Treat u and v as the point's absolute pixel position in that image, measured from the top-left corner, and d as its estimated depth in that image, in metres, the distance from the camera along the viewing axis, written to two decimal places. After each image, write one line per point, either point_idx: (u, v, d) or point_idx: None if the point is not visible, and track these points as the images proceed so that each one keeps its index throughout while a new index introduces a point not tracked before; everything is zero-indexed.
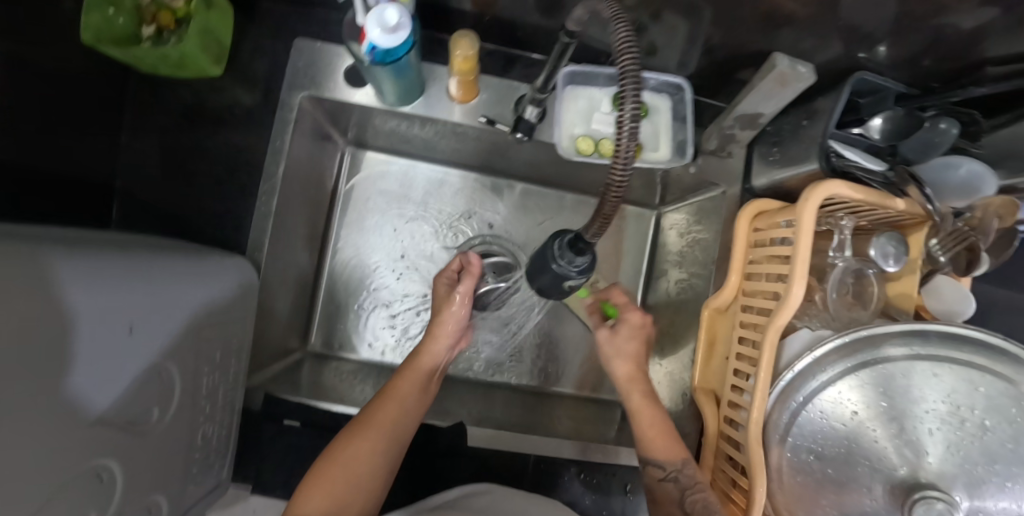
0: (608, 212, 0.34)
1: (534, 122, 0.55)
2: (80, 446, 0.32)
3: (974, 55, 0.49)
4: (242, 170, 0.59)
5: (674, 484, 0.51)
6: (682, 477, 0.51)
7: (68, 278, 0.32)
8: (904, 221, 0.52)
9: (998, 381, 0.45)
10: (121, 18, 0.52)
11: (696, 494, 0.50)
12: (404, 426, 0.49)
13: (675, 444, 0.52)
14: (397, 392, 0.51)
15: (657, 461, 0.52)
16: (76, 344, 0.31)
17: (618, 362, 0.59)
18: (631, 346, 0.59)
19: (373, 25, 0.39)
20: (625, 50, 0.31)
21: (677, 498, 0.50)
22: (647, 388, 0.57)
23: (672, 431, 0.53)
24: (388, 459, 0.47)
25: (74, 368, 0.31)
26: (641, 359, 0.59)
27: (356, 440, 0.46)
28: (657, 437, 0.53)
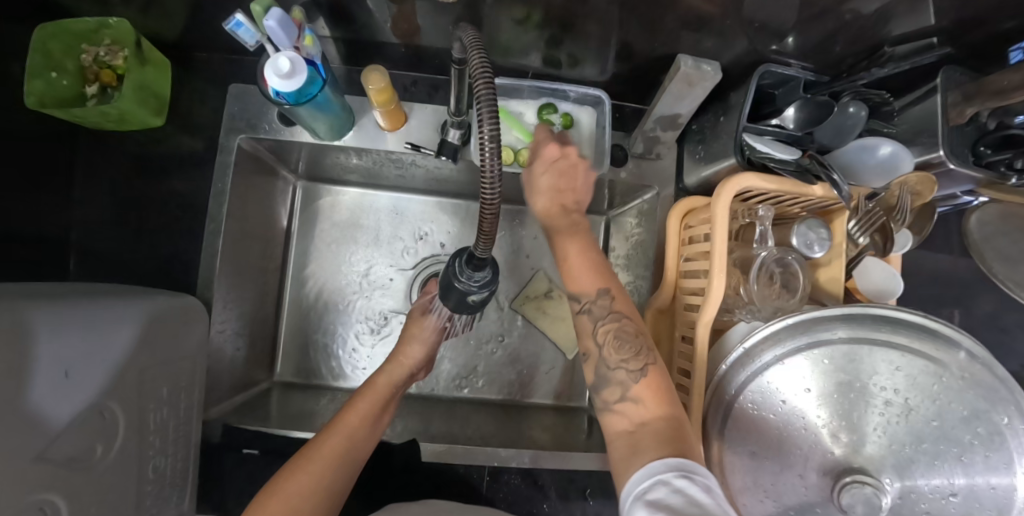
0: (490, 228, 0.35)
1: (457, 144, 0.57)
2: (19, 484, 0.34)
3: (871, 39, 0.50)
4: (190, 213, 0.62)
5: (588, 316, 0.46)
6: (596, 308, 0.46)
7: (38, 326, 0.39)
8: (826, 206, 0.53)
9: (918, 359, 0.45)
10: (65, 80, 0.56)
11: (609, 323, 0.45)
12: (352, 454, 0.50)
13: (598, 277, 0.47)
14: (344, 424, 0.52)
15: (576, 293, 0.47)
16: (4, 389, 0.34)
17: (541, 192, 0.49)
18: (551, 178, 0.48)
19: (271, 73, 0.42)
20: (479, 74, 0.33)
21: (591, 329, 0.46)
22: (574, 223, 0.49)
23: (601, 267, 0.48)
24: (337, 486, 0.47)
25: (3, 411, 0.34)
26: (566, 184, 0.49)
27: (301, 471, 0.46)
28: (579, 266, 0.48)
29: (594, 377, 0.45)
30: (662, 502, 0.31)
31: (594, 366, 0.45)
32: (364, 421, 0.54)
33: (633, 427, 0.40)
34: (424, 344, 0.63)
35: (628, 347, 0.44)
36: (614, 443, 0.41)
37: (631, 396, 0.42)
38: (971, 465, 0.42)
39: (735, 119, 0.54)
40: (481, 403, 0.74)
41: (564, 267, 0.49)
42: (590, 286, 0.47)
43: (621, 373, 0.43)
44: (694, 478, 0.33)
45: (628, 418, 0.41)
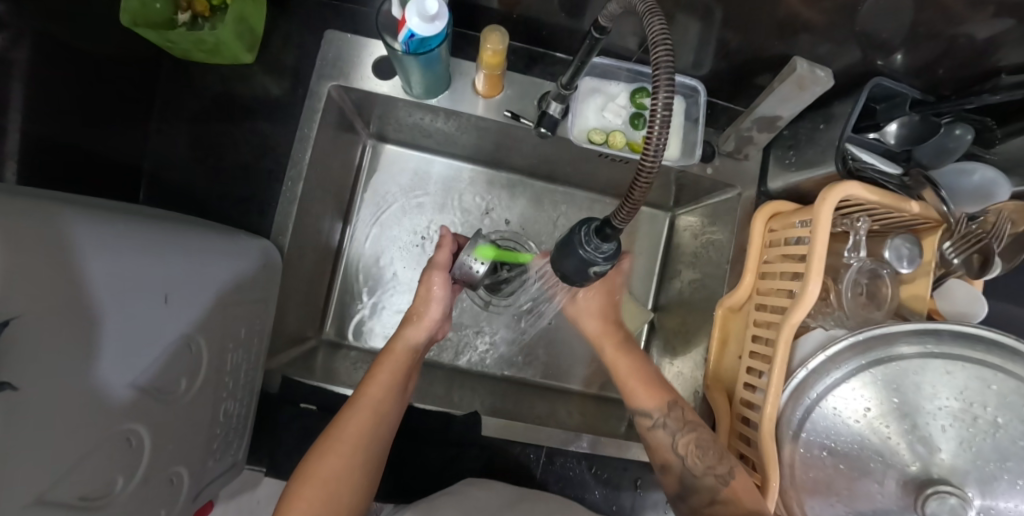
0: (636, 199, 0.35)
1: (558, 118, 0.57)
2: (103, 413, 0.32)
3: (990, 64, 0.50)
4: (268, 156, 0.60)
5: (664, 431, 0.54)
6: (670, 421, 0.54)
7: (132, 249, 0.36)
8: (919, 225, 0.53)
9: (1011, 379, 0.45)
10: (159, 3, 0.54)
11: (686, 434, 0.53)
12: (381, 427, 0.51)
13: (654, 392, 0.56)
14: (367, 401, 0.51)
15: (644, 410, 0.55)
16: (102, 304, 0.32)
17: (587, 319, 0.63)
18: (595, 302, 0.63)
19: (412, 13, 0.41)
20: (658, 41, 0.32)
21: (669, 443, 0.53)
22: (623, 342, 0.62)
23: (656, 382, 0.57)
24: (369, 460, 0.49)
25: (102, 326, 0.32)
26: (607, 312, 0.63)
27: (330, 456, 0.47)
28: (637, 387, 0.57)
29: (680, 486, 0.53)
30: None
31: (679, 476, 0.53)
32: (385, 394, 0.52)
33: None
34: (441, 304, 0.59)
35: (711, 455, 0.51)
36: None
37: (722, 499, 0.48)
38: None
39: (838, 127, 0.54)
40: (524, 383, 0.73)
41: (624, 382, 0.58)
42: (655, 402, 0.55)
43: (710, 479, 0.50)
44: None
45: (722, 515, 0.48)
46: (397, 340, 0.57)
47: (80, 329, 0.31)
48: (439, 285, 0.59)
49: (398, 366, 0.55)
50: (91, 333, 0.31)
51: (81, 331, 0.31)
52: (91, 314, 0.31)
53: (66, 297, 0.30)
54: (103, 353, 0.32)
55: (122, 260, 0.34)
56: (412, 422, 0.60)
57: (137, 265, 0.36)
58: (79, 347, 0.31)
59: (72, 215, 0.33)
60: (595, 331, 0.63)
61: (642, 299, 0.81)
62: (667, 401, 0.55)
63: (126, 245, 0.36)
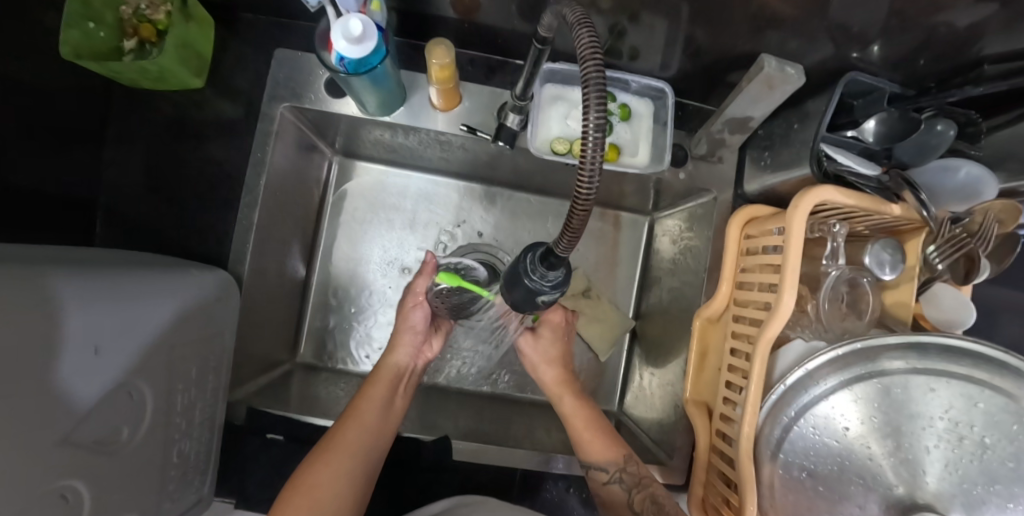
0: (576, 226, 0.32)
1: (516, 129, 0.55)
2: (37, 475, 0.31)
3: (972, 54, 0.46)
4: (225, 183, 0.59)
5: (619, 486, 0.52)
6: (625, 476, 0.52)
7: (58, 300, 0.34)
8: (901, 226, 0.50)
9: (998, 397, 0.43)
10: (102, 31, 0.52)
11: (642, 491, 0.50)
12: (371, 440, 0.49)
13: (609, 446, 0.54)
14: (358, 410, 0.51)
15: (598, 464, 0.53)
16: (28, 364, 0.31)
17: (543, 367, 0.63)
18: (554, 346, 0.63)
19: (338, 36, 0.39)
20: (587, 55, 0.30)
21: (626, 501, 0.50)
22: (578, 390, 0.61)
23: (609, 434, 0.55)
24: (360, 474, 0.47)
25: (31, 384, 0.31)
26: (565, 360, 0.63)
27: (319, 467, 0.45)
28: (592, 439, 0.55)
29: None
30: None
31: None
32: (374, 406, 0.52)
33: None
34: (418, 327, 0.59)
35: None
36: None
37: None
38: None
39: (813, 126, 0.50)
40: (504, 398, 0.72)
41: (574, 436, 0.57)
42: (609, 454, 0.53)
43: None
44: None
45: None
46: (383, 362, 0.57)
47: (13, 390, 0.29)
48: (416, 312, 0.59)
49: (385, 381, 0.55)
50: (18, 398, 0.30)
51: (11, 394, 0.29)
52: (21, 378, 0.30)
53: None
54: (33, 416, 0.31)
55: (39, 315, 0.32)
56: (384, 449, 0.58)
57: (63, 318, 0.34)
58: (15, 410, 0.29)
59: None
60: (553, 381, 0.61)
61: (624, 307, 0.79)
62: (622, 454, 0.54)
63: (51, 298, 0.34)
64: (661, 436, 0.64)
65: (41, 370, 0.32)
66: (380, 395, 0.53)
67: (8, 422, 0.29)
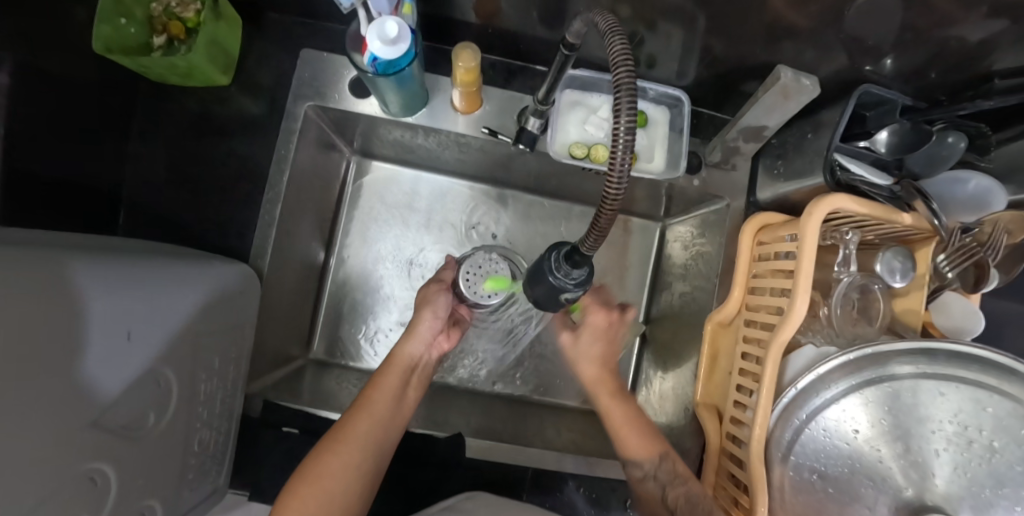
0: (603, 226, 0.34)
1: (537, 133, 0.55)
2: (68, 455, 0.32)
3: (983, 68, 0.48)
4: (247, 179, 0.60)
5: (655, 483, 0.52)
6: (661, 474, 0.52)
7: (92, 287, 0.35)
8: (912, 235, 0.51)
9: (1007, 401, 0.43)
10: (133, 27, 0.53)
11: (677, 488, 0.50)
12: (381, 433, 0.49)
13: (649, 442, 0.54)
14: (368, 403, 0.51)
15: (636, 461, 0.54)
16: (61, 346, 0.32)
17: (585, 364, 0.63)
18: (595, 346, 0.62)
19: (374, 37, 0.40)
20: (619, 62, 0.31)
21: (659, 496, 0.51)
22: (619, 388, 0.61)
23: (653, 433, 0.55)
24: (369, 463, 0.47)
25: (62, 365, 0.32)
26: (608, 360, 0.63)
27: (329, 456, 0.46)
28: (637, 441, 0.55)
29: None
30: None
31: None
32: (385, 400, 0.52)
33: None
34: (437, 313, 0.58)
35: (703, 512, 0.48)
36: None
37: None
38: None
39: (826, 136, 0.52)
40: (514, 399, 0.72)
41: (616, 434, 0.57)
42: (648, 452, 0.54)
43: None
44: None
45: None
46: (396, 353, 0.56)
47: (45, 369, 0.30)
48: (435, 294, 0.58)
49: (397, 372, 0.55)
50: (50, 381, 0.31)
51: (45, 373, 0.30)
52: (55, 362, 0.31)
53: (31, 343, 0.29)
54: (67, 394, 0.32)
55: (76, 301, 0.34)
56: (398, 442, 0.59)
57: (96, 303, 0.35)
58: (50, 389, 0.30)
59: (27, 255, 0.32)
60: (591, 378, 0.62)
61: (634, 311, 0.80)
62: (658, 452, 0.54)
63: (86, 286, 0.35)
64: (670, 438, 0.65)
65: (74, 351, 0.33)
66: (389, 388, 0.53)
67: (41, 402, 0.30)
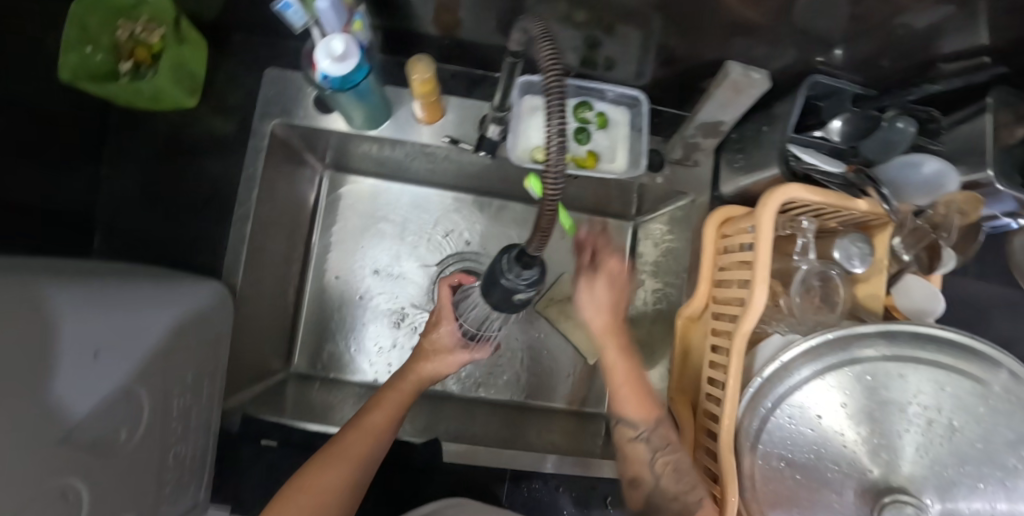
0: (545, 227, 0.34)
1: (497, 140, 0.57)
2: (42, 471, 0.32)
3: (932, 52, 0.48)
4: (218, 197, 0.61)
5: (644, 444, 0.51)
6: (653, 437, 0.51)
7: (61, 308, 0.37)
8: (868, 221, 0.52)
9: (964, 380, 0.44)
10: (99, 55, 0.54)
11: (667, 455, 0.50)
12: (377, 455, 0.48)
13: (645, 403, 0.52)
14: (372, 422, 0.49)
15: (630, 420, 0.52)
16: (32, 365, 0.33)
17: (592, 313, 0.55)
18: (605, 298, 0.55)
19: (322, 56, 0.41)
20: (548, 65, 0.32)
21: (647, 459, 0.51)
22: (624, 349, 0.55)
23: (646, 391, 0.53)
24: (360, 481, 0.47)
25: (33, 382, 0.33)
26: (616, 306, 0.55)
27: (326, 469, 0.45)
28: (628, 394, 0.53)
29: (643, 503, 0.51)
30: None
31: (648, 493, 0.51)
32: (388, 420, 0.50)
33: None
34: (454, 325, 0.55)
35: (685, 479, 0.48)
36: None
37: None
38: (1013, 490, 0.42)
39: (780, 128, 0.53)
40: (495, 403, 0.73)
41: (613, 393, 0.54)
42: (644, 415, 0.52)
43: (675, 498, 0.48)
44: None
45: None
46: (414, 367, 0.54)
47: (16, 386, 0.31)
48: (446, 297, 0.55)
49: (407, 392, 0.53)
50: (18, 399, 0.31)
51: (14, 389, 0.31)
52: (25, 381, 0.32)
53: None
54: (36, 411, 0.32)
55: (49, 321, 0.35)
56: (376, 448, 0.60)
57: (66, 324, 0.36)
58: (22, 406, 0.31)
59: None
60: (601, 329, 0.55)
61: None
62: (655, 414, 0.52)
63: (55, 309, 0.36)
64: None
65: (43, 370, 0.34)
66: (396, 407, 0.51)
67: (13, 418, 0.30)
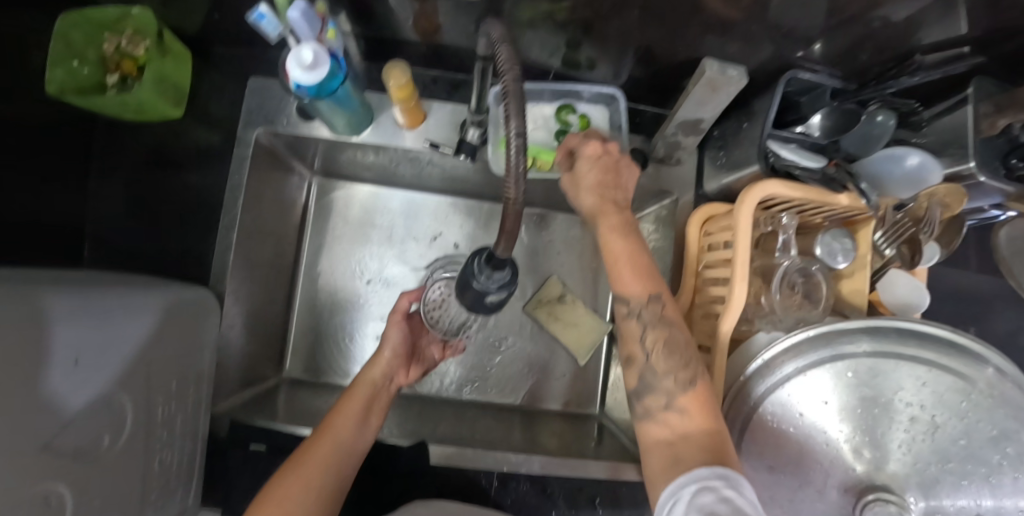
0: (510, 228, 0.35)
1: (476, 143, 0.57)
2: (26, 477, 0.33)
3: (912, 44, 0.48)
4: (205, 206, 0.62)
5: (637, 321, 0.45)
6: (646, 313, 0.44)
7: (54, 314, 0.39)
8: (852, 216, 0.52)
9: (946, 376, 0.43)
10: (86, 68, 0.56)
11: (659, 329, 0.44)
12: (344, 455, 0.50)
13: (648, 281, 0.45)
14: (331, 425, 0.51)
15: (623, 295, 0.45)
16: (13, 370, 0.34)
17: (584, 193, 0.49)
18: (594, 174, 0.48)
19: (293, 65, 0.42)
20: (508, 68, 0.32)
21: (639, 334, 0.45)
22: (623, 218, 0.47)
23: (650, 268, 0.46)
24: (330, 482, 0.47)
25: (13, 387, 0.34)
26: (609, 190, 0.48)
27: (288, 483, 0.45)
28: (626, 272, 0.45)
29: (637, 383, 0.44)
30: (709, 509, 0.32)
31: (638, 373, 0.44)
32: (349, 421, 0.52)
33: (676, 437, 0.40)
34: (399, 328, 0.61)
35: (677, 358, 0.43)
36: (653, 452, 0.41)
37: (677, 406, 0.41)
38: (999, 487, 0.41)
39: (759, 124, 0.52)
40: (487, 406, 0.73)
41: (610, 266, 0.47)
42: (641, 290, 0.44)
43: (668, 383, 0.42)
44: (740, 490, 0.33)
45: (669, 428, 0.41)
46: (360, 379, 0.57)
47: None
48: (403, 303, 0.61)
49: (362, 396, 0.55)
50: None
51: None
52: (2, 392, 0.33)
53: None
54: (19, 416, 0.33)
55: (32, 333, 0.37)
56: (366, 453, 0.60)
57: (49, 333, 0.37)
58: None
59: None
60: (591, 209, 0.48)
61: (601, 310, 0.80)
62: (653, 290, 0.45)
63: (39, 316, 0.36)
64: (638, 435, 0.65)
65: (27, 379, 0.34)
66: (356, 409, 0.54)
67: None
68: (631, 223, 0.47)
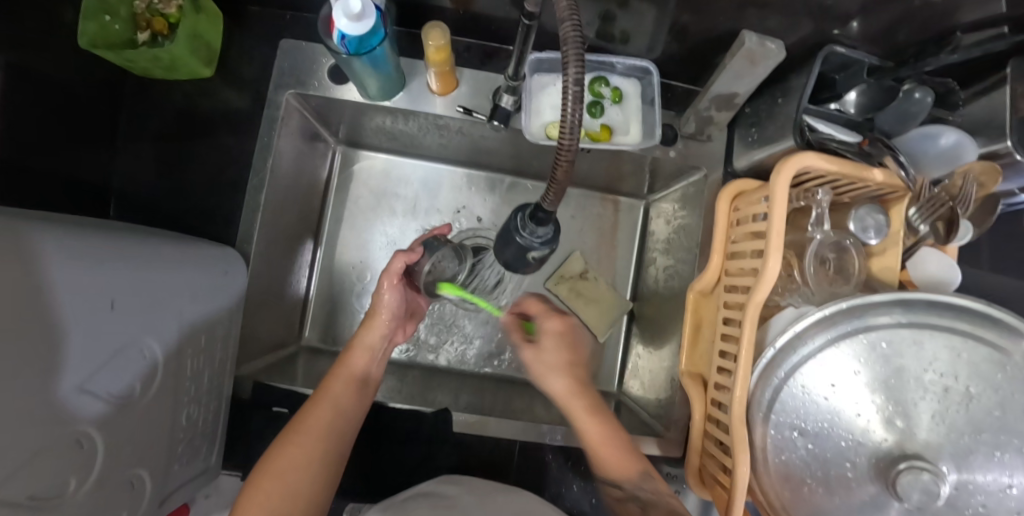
0: (560, 181, 0.35)
1: (510, 110, 0.57)
2: (60, 418, 0.33)
3: (951, 23, 0.47)
4: (231, 168, 0.62)
5: (637, 501, 0.50)
6: (643, 491, 0.50)
7: (87, 254, 0.37)
8: (886, 194, 0.52)
9: (981, 346, 0.43)
10: (117, 25, 0.55)
11: (664, 502, 0.49)
12: (341, 424, 0.50)
13: (628, 460, 0.52)
14: (327, 395, 0.51)
15: (615, 480, 0.52)
16: (62, 307, 0.33)
17: (553, 377, 0.58)
18: (558, 354, 0.58)
19: (340, 15, 0.42)
20: (565, 17, 0.31)
21: (642, 511, 0.49)
22: (591, 402, 0.57)
23: (630, 447, 0.53)
24: (328, 453, 0.48)
25: (59, 325, 0.33)
26: (574, 358, 0.59)
27: (289, 450, 0.46)
28: (610, 457, 0.53)
29: None
30: None
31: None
32: (345, 391, 0.53)
33: None
34: (393, 293, 0.57)
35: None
36: None
37: None
38: None
39: (795, 100, 0.52)
40: (505, 380, 0.72)
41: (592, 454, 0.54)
42: (626, 470, 0.52)
43: None
44: None
45: None
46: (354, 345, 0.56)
47: (39, 331, 0.31)
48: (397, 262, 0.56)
49: (356, 367, 0.55)
50: (39, 342, 0.31)
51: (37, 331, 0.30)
52: (44, 330, 0.31)
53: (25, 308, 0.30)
54: (57, 355, 0.32)
55: (40, 269, 0.32)
56: (382, 421, 0.60)
57: (86, 273, 0.35)
58: (34, 348, 0.30)
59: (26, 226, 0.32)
60: (563, 392, 0.57)
61: (621, 289, 0.80)
62: (639, 468, 0.52)
63: (75, 256, 0.35)
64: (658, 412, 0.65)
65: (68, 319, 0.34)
66: (351, 379, 0.54)
67: (29, 364, 0.30)
68: (589, 395, 0.58)
